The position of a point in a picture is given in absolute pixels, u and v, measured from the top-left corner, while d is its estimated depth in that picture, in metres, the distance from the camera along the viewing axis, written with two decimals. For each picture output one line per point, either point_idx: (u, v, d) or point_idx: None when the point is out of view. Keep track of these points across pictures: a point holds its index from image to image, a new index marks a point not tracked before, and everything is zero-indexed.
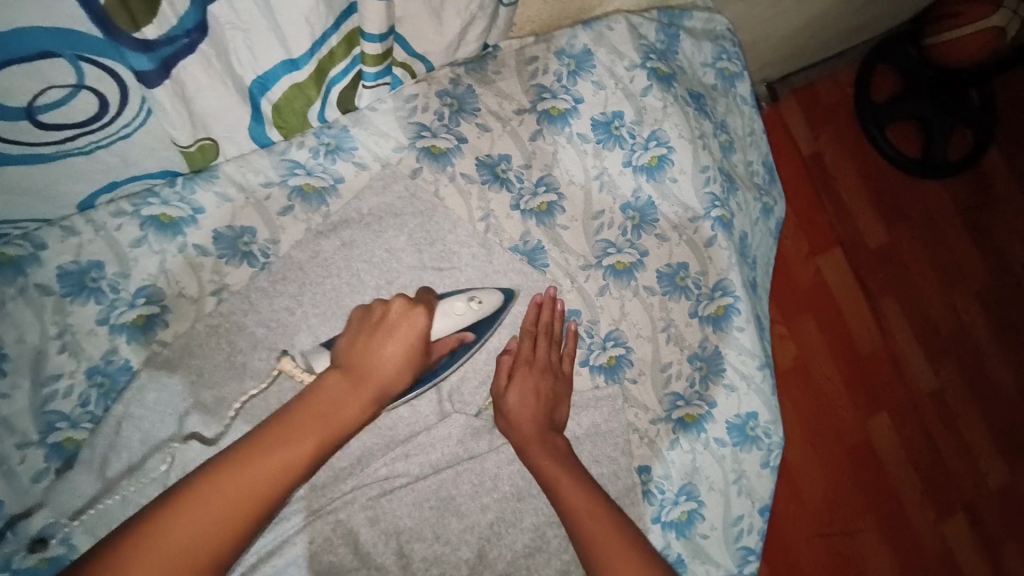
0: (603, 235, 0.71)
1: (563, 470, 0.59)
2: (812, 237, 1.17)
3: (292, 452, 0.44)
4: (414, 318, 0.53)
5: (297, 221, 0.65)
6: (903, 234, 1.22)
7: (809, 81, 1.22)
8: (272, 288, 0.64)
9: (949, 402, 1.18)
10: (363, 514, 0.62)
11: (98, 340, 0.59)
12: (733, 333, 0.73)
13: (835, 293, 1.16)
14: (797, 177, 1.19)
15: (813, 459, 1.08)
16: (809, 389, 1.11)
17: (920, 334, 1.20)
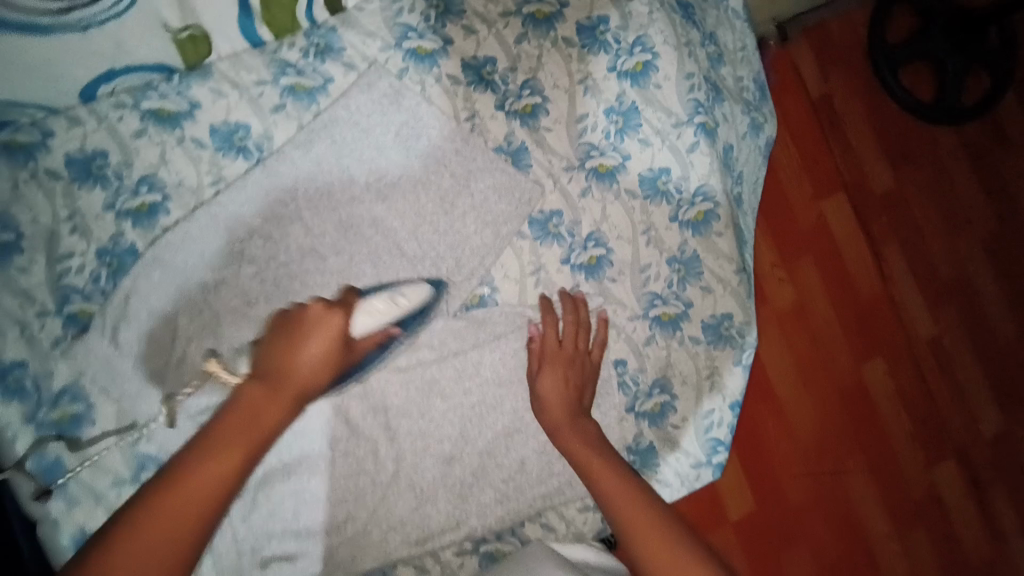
0: (586, 138, 0.73)
1: (581, 445, 0.62)
2: (818, 179, 1.16)
3: (218, 468, 0.45)
4: (332, 318, 0.55)
5: (290, 118, 0.69)
6: (909, 178, 1.22)
7: (821, 20, 1.20)
8: (267, 182, 0.67)
9: (946, 348, 1.20)
10: (353, 390, 0.67)
11: (105, 224, 0.65)
12: (712, 237, 0.75)
13: (835, 234, 1.15)
14: (805, 116, 1.17)
15: (809, 403, 1.08)
16: (807, 330, 1.11)
17: (922, 281, 1.21)
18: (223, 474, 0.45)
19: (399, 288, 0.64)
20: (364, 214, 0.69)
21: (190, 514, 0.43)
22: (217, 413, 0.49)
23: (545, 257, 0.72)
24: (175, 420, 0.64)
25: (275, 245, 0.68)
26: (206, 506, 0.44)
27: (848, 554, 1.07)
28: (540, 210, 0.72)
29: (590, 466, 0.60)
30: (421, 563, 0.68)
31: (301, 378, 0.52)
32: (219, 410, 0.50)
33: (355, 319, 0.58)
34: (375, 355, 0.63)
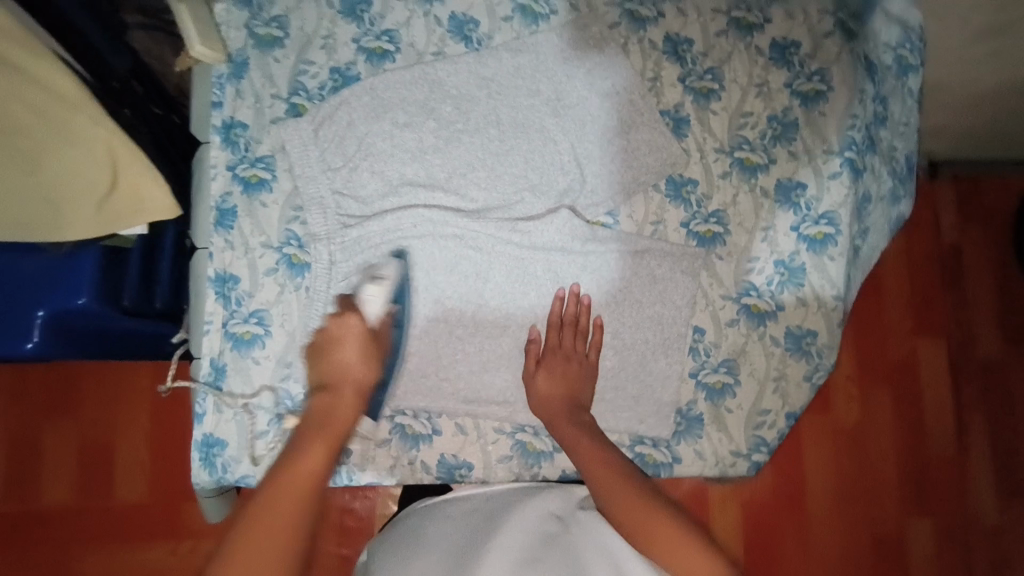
0: (743, 132, 0.84)
1: (611, 477, 0.64)
2: (921, 321, 1.34)
3: (306, 461, 0.61)
4: (347, 321, 0.71)
5: (512, 29, 0.85)
6: (1016, 359, 1.35)
7: (976, 175, 1.38)
8: (475, 66, 0.82)
9: (1005, 538, 1.29)
10: (465, 250, 0.78)
11: (347, 51, 0.81)
12: (824, 258, 0.80)
13: (922, 374, 1.32)
14: (929, 263, 1.36)
15: (839, 529, 1.25)
16: (862, 456, 1.27)
17: (1000, 462, 1.31)
18: (320, 461, 0.62)
19: (376, 266, 0.75)
20: (536, 121, 0.82)
21: (300, 490, 0.58)
22: (299, 424, 0.67)
23: (668, 213, 0.81)
24: (328, 210, 0.77)
25: (460, 114, 0.81)
26: (306, 491, 0.59)
27: None
28: (682, 174, 0.82)
29: (608, 485, 0.64)
30: (464, 422, 0.77)
31: (348, 380, 0.70)
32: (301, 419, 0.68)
33: (368, 307, 0.73)
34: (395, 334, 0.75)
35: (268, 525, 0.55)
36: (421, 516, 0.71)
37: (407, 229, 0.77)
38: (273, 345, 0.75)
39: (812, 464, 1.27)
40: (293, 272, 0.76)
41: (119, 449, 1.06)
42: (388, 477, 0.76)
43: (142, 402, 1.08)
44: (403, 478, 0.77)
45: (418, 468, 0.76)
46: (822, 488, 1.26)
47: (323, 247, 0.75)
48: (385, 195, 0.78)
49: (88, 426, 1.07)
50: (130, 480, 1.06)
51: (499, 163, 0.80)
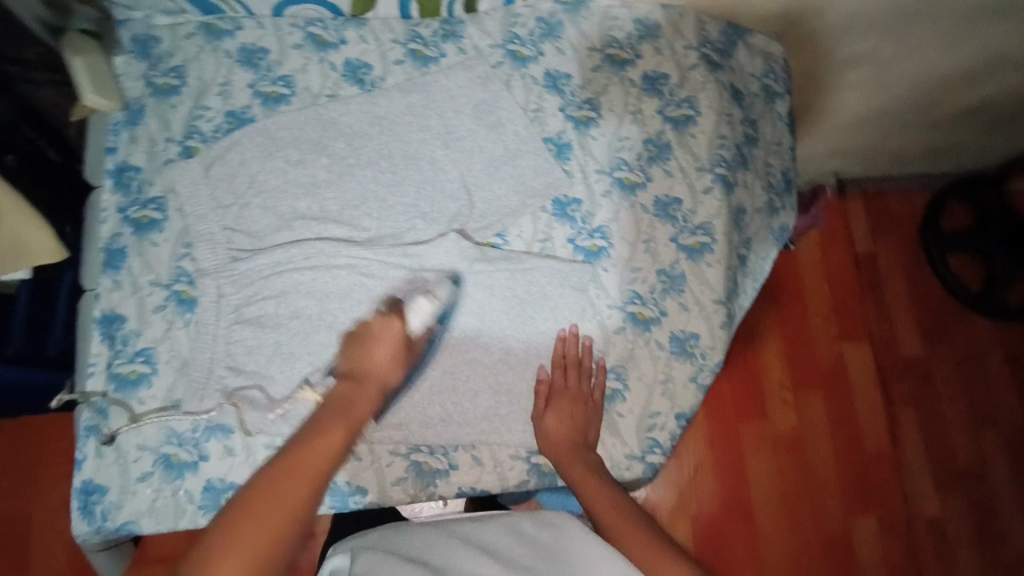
0: (621, 154, 0.89)
1: (621, 513, 0.66)
2: (844, 325, 1.41)
3: (328, 440, 0.56)
4: (389, 324, 0.72)
5: (403, 71, 0.90)
6: (938, 358, 1.42)
7: (881, 190, 1.48)
8: (367, 105, 0.87)
9: (949, 533, 1.31)
10: (357, 276, 0.81)
11: (243, 95, 0.85)
12: (702, 265, 0.86)
13: (852, 376, 1.38)
14: (845, 270, 1.44)
15: (787, 536, 1.27)
16: (800, 458, 1.32)
17: (935, 457, 1.35)
18: (342, 442, 0.57)
19: (431, 285, 0.80)
20: (427, 153, 0.86)
21: (318, 469, 0.53)
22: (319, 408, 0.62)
23: (555, 231, 0.86)
24: (217, 245, 0.79)
25: (352, 150, 0.85)
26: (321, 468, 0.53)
27: None
28: (566, 194, 0.86)
29: (626, 534, 0.63)
30: (359, 447, 0.77)
31: (374, 375, 0.68)
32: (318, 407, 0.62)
33: (408, 318, 0.76)
34: (426, 351, 0.79)
35: (279, 502, 0.49)
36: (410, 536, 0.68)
37: (301, 260, 0.81)
38: (159, 384, 0.75)
39: (755, 471, 1.30)
40: (182, 307, 0.77)
41: (37, 519, 1.03)
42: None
43: (59, 467, 1.06)
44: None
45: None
46: (765, 494, 1.29)
47: (214, 282, 0.78)
48: (277, 229, 0.81)
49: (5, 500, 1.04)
50: (52, 551, 1.02)
51: (391, 194, 0.85)
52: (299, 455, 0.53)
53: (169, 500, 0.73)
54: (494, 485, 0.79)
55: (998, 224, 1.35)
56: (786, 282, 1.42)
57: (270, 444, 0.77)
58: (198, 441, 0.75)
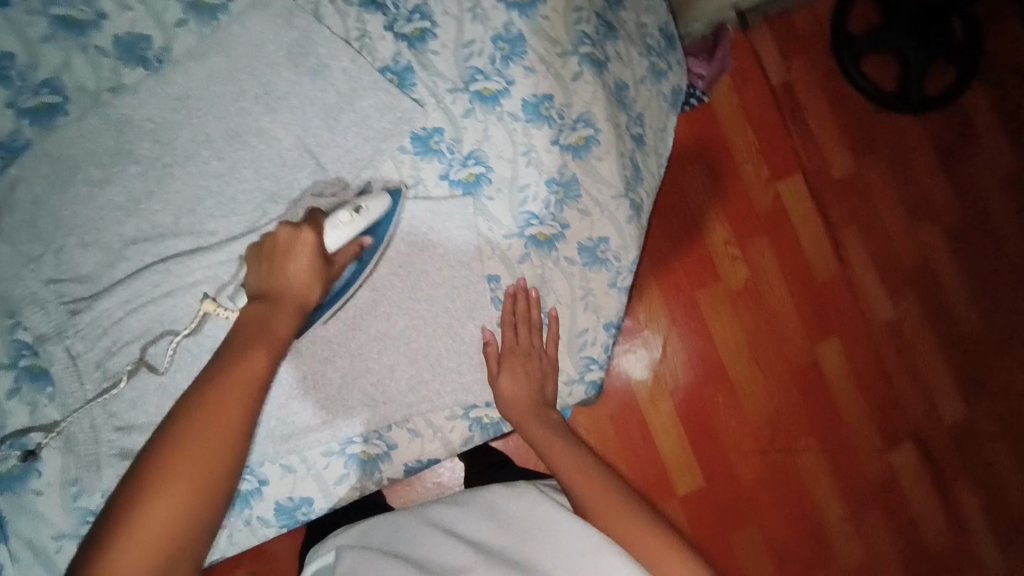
0: (472, 62, 0.76)
1: (593, 484, 0.69)
2: (774, 163, 1.36)
3: (254, 363, 0.58)
4: (299, 234, 0.65)
5: (191, 33, 0.72)
6: (870, 168, 1.40)
7: (783, 11, 1.38)
8: (159, 87, 0.72)
9: (905, 332, 1.37)
10: (221, 287, 0.72)
11: (3, 118, 0.69)
12: (592, 161, 0.78)
13: (791, 212, 1.36)
14: (764, 106, 1.36)
15: (760, 381, 1.31)
16: (757, 306, 1.33)
17: (882, 266, 1.38)
18: (264, 362, 0.58)
19: (361, 199, 0.70)
20: (252, 124, 0.74)
21: (239, 399, 0.55)
22: (232, 332, 0.62)
23: (424, 171, 0.76)
24: (48, 304, 0.69)
25: (164, 147, 0.72)
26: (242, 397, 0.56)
27: (789, 517, 1.28)
28: (423, 126, 0.76)
29: (593, 499, 0.67)
30: (290, 460, 0.74)
31: (291, 292, 0.65)
32: (232, 328, 0.63)
33: (326, 234, 0.67)
34: (354, 268, 0.71)
35: (208, 440, 0.53)
36: (392, 525, 0.72)
37: (152, 289, 0.71)
38: (49, 470, 0.69)
39: (719, 330, 1.31)
40: (40, 384, 0.69)
41: None
42: (230, 546, 0.74)
43: None
44: (245, 541, 0.74)
45: (256, 525, 0.74)
46: (733, 348, 1.31)
47: (61, 345, 0.69)
48: (111, 264, 0.71)
49: None
50: None
51: (227, 184, 0.73)
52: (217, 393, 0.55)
53: None
54: (439, 451, 0.78)
55: (905, 15, 1.31)
56: (707, 137, 1.35)
57: None
58: None
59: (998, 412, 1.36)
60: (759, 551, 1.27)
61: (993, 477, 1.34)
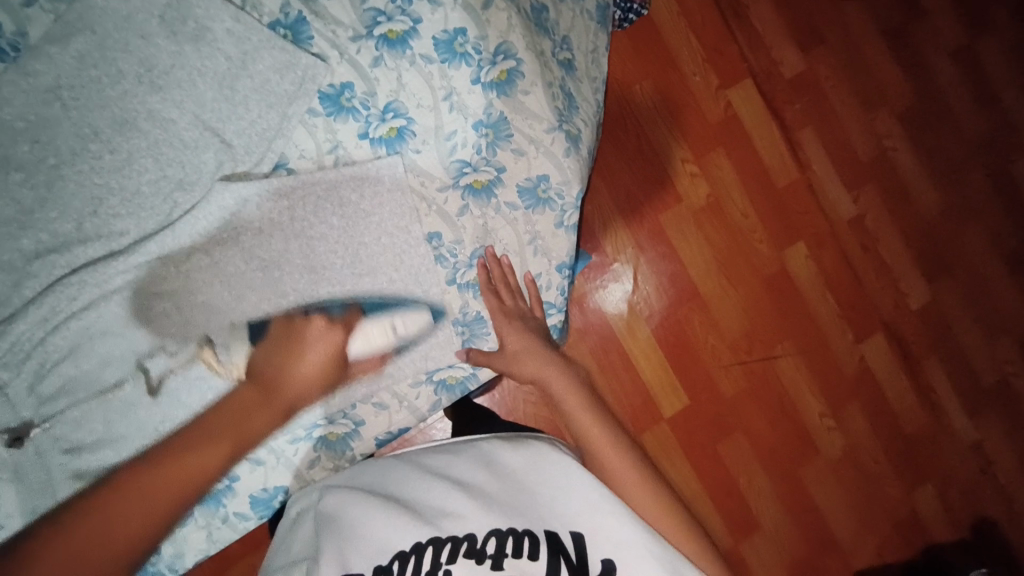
0: (370, 3, 0.69)
1: (614, 452, 0.69)
2: (722, 72, 1.31)
3: (211, 453, 0.66)
4: (329, 336, 0.70)
5: (44, 11, 0.65)
6: (820, 61, 1.36)
7: None
8: (24, 80, 0.64)
9: (868, 226, 1.38)
10: (146, 291, 0.68)
11: None
12: (518, 96, 0.73)
13: (744, 121, 1.32)
14: (705, 13, 1.31)
15: (734, 295, 1.32)
16: (722, 220, 1.31)
17: (841, 162, 1.37)
18: (213, 464, 0.66)
19: (400, 315, 0.73)
20: (138, 108, 0.67)
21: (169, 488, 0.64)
22: (221, 401, 0.69)
23: (340, 132, 0.70)
24: None
25: (45, 148, 0.65)
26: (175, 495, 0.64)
27: (774, 421, 1.32)
28: (330, 83, 0.69)
29: (610, 468, 0.68)
30: (257, 454, 0.72)
31: (284, 394, 0.70)
32: (224, 395, 0.69)
33: (352, 342, 0.72)
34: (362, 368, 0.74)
35: (130, 514, 0.62)
36: (382, 473, 0.72)
37: (70, 304, 0.66)
38: (6, 502, 0.66)
39: (687, 250, 1.30)
40: None
41: None
42: (211, 544, 0.73)
43: None
44: (225, 538, 0.74)
45: (234, 521, 0.73)
46: (703, 267, 1.31)
47: None
48: (17, 283, 0.66)
49: None
50: None
51: (127, 178, 0.67)
52: (156, 481, 0.64)
53: None
54: (408, 419, 0.77)
55: None
56: (650, 53, 1.29)
57: None
58: None
59: (961, 291, 1.40)
60: (749, 457, 1.31)
61: (961, 354, 1.40)
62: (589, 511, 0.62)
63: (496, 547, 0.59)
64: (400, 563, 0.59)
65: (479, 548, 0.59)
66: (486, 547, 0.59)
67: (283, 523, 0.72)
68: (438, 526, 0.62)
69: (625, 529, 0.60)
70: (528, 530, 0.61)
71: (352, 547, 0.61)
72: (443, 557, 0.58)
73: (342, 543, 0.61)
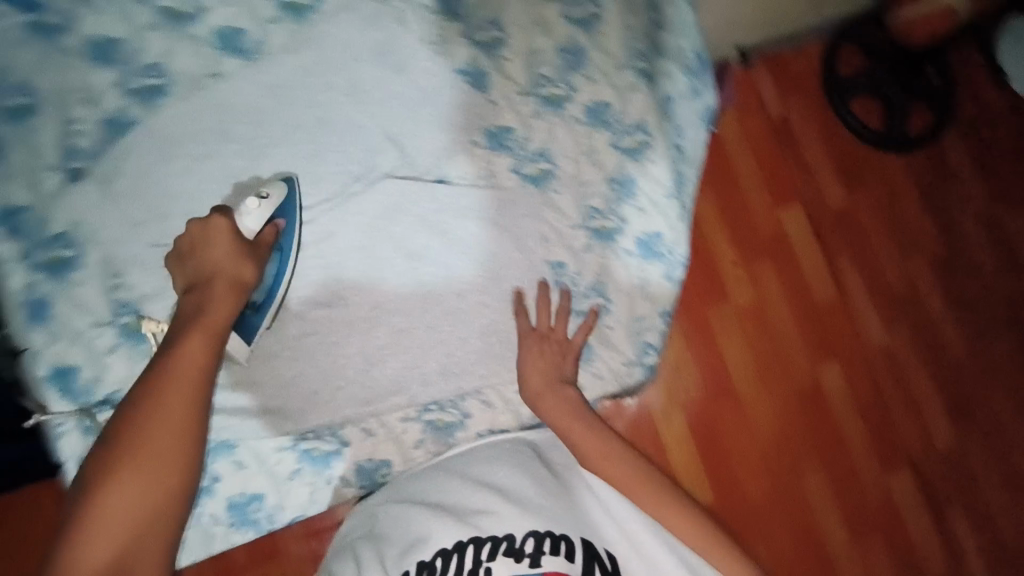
0: (541, 70, 0.84)
1: (628, 477, 0.70)
2: (775, 189, 1.34)
3: (198, 344, 0.61)
4: (211, 224, 0.66)
5: (283, 28, 0.79)
6: (861, 201, 1.37)
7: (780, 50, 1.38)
8: (256, 76, 0.79)
9: (900, 361, 1.33)
10: (314, 261, 0.77)
11: (112, 97, 0.76)
12: (646, 164, 0.86)
13: (791, 237, 1.33)
14: (763, 136, 1.35)
15: (766, 403, 1.28)
16: (762, 325, 1.30)
17: (877, 295, 1.35)
18: (206, 350, 0.62)
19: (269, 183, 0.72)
20: (339, 114, 0.80)
21: (190, 385, 0.60)
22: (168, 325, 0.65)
23: (496, 164, 0.83)
24: (151, 268, 0.77)
25: (259, 129, 0.78)
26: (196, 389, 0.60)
27: (794, 544, 1.24)
28: (496, 124, 0.83)
29: (627, 488, 0.69)
30: (369, 425, 0.80)
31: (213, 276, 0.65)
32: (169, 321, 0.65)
33: (239, 221, 0.69)
34: (275, 257, 0.72)
35: (152, 447, 0.57)
36: (423, 480, 0.75)
37: None
38: None
39: (727, 347, 1.29)
40: (133, 341, 0.77)
41: None
42: (310, 503, 0.81)
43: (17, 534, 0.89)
44: (325, 498, 0.82)
45: (337, 484, 0.81)
46: (742, 365, 1.28)
47: (159, 306, 0.77)
48: None
49: None
50: None
51: (315, 166, 0.78)
52: (170, 381, 0.59)
53: (196, 529, 0.77)
54: (510, 422, 0.84)
55: (888, 59, 1.32)
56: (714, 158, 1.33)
57: (280, 447, 0.78)
58: None
59: (991, 452, 1.31)
60: None
61: (987, 515, 1.28)
62: (621, 536, 0.66)
63: (535, 547, 0.62)
64: (445, 559, 0.63)
65: (518, 547, 0.62)
66: (525, 546, 0.62)
67: (334, 547, 0.77)
68: (474, 523, 0.65)
69: (655, 549, 0.65)
70: (564, 535, 0.63)
71: (396, 555, 0.66)
72: (484, 555, 0.61)
73: (387, 549, 0.67)
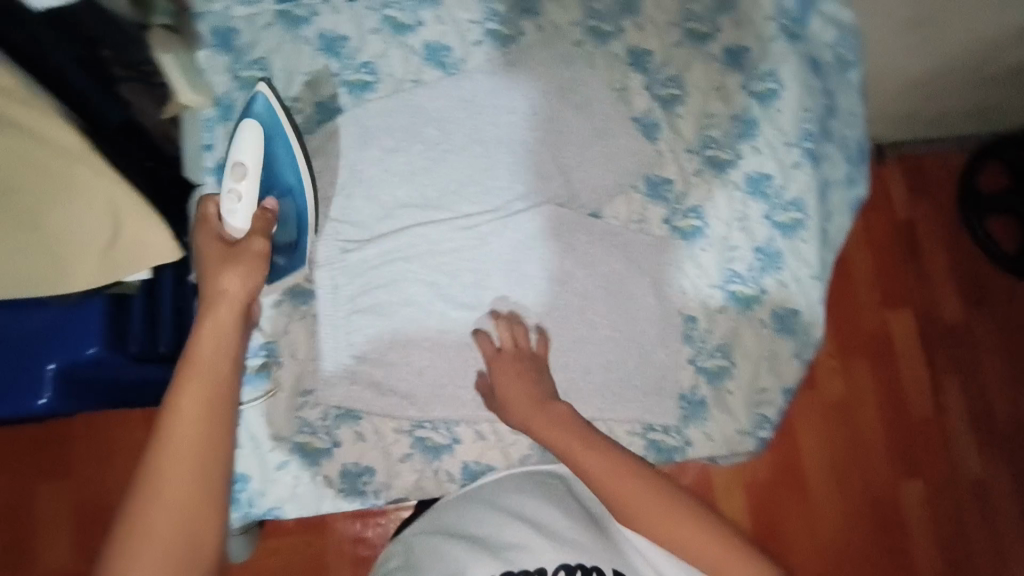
0: (709, 132, 0.87)
1: (674, 522, 0.62)
2: (889, 288, 1.20)
3: (213, 340, 0.58)
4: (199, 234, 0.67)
5: (484, 52, 0.88)
6: (980, 321, 1.22)
7: (919, 152, 1.25)
8: (450, 88, 0.86)
9: (993, 501, 1.16)
10: (468, 264, 0.83)
11: (328, 84, 0.86)
12: (796, 241, 0.86)
13: (896, 339, 1.19)
14: (887, 233, 1.22)
15: (837, 509, 1.12)
16: (848, 425, 1.15)
17: (979, 424, 1.18)
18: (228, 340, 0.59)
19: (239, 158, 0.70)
20: (518, 135, 0.86)
21: (204, 391, 0.55)
22: None
23: (650, 212, 0.86)
24: (326, 237, 0.82)
25: (444, 135, 0.85)
26: (207, 403, 0.55)
27: None
28: (658, 174, 0.87)
29: (673, 535, 0.62)
30: (482, 428, 0.83)
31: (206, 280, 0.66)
32: None
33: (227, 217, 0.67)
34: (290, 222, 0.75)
35: (181, 447, 0.53)
36: (459, 510, 0.72)
37: (408, 252, 0.83)
38: (284, 376, 0.80)
39: (806, 439, 1.14)
40: (297, 300, 0.82)
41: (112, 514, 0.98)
42: (413, 490, 0.82)
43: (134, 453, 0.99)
44: (429, 490, 0.83)
45: (442, 477, 0.83)
46: (817, 462, 1.13)
47: (325, 273, 0.82)
48: (381, 218, 0.83)
49: (79, 484, 0.98)
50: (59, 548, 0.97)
51: (487, 177, 0.85)
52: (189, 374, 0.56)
53: (308, 487, 0.80)
54: None
55: None
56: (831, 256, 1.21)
57: (399, 430, 0.82)
58: (330, 428, 0.81)
59: None
60: None
61: None
62: None
63: None
64: None
65: None
66: None
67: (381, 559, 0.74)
68: (510, 560, 0.62)
69: None
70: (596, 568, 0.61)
71: None
72: None
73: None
